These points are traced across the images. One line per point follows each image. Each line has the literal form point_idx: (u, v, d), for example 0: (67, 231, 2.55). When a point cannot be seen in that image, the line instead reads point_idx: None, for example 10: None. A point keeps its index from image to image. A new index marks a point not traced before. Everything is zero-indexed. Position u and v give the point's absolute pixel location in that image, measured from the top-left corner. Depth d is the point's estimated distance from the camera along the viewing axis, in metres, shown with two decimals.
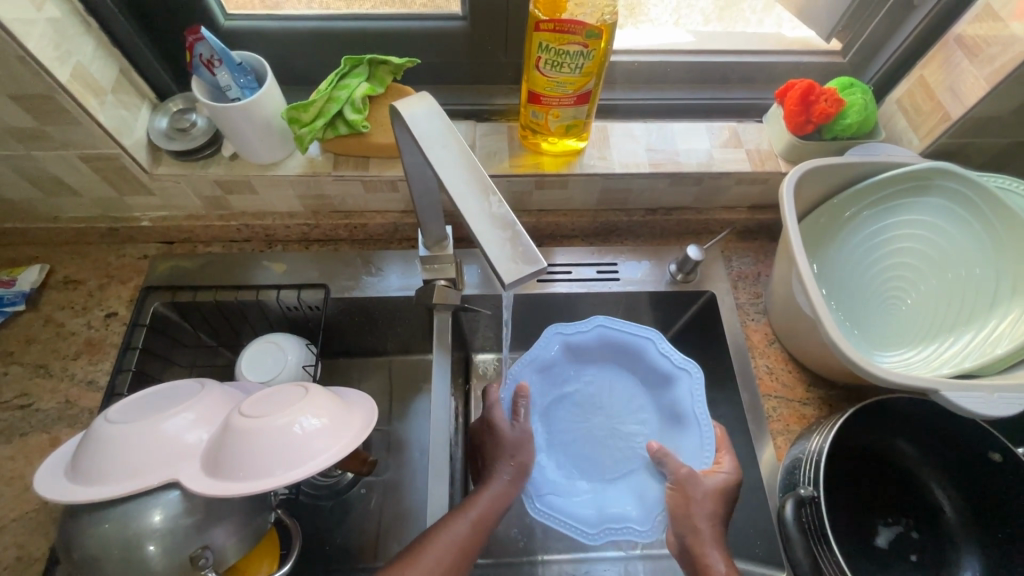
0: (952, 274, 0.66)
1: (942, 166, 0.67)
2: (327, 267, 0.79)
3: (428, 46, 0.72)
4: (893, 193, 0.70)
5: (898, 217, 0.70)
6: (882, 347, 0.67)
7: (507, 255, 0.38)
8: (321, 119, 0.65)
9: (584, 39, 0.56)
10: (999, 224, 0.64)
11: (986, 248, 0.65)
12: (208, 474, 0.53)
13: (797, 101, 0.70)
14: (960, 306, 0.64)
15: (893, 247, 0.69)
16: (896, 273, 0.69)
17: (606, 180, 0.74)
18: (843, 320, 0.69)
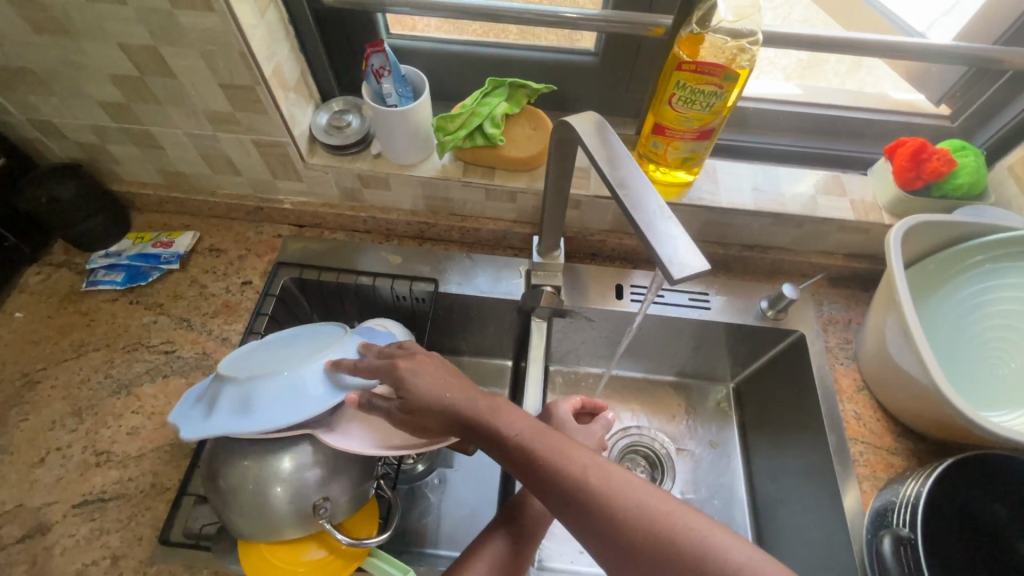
0: None
1: None
2: (437, 264, 0.85)
3: (559, 76, 0.80)
4: (1003, 254, 0.71)
5: (1007, 280, 0.70)
6: (990, 405, 0.66)
7: (673, 254, 0.42)
8: (463, 130, 0.73)
9: (721, 81, 0.61)
10: None
11: None
12: (346, 431, 0.59)
13: (908, 158, 0.73)
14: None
15: (999, 307, 0.70)
16: (1002, 334, 0.69)
17: (710, 213, 0.79)
18: (947, 375, 0.69)
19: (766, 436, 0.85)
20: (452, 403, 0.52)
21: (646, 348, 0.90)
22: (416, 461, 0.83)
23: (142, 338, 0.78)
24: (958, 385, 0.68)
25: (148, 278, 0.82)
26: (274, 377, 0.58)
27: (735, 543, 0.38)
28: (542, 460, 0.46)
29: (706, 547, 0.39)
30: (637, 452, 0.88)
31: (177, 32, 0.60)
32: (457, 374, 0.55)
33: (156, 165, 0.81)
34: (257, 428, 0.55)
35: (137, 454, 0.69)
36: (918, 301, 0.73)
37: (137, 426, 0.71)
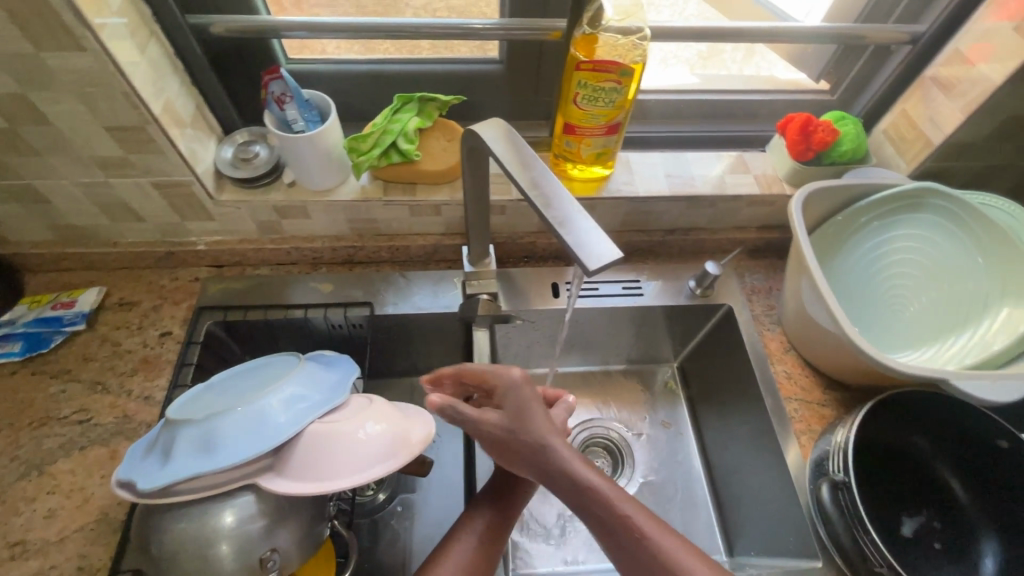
0: (948, 280, 0.73)
1: (928, 186, 0.75)
2: (370, 287, 0.84)
3: (468, 86, 0.80)
4: (889, 210, 0.78)
5: (895, 233, 0.77)
6: (897, 348, 0.73)
7: (586, 247, 0.43)
8: (377, 149, 0.72)
9: (618, 76, 0.64)
10: (981, 232, 0.72)
11: (972, 254, 0.73)
12: (304, 476, 0.56)
13: (798, 131, 0.78)
14: (960, 309, 0.71)
15: (893, 258, 0.77)
16: (899, 281, 0.76)
17: (630, 204, 0.82)
18: (858, 326, 0.75)
19: (712, 407, 0.89)
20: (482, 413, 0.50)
21: (590, 341, 0.92)
22: (376, 492, 0.81)
23: (50, 410, 0.71)
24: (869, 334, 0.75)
25: (51, 344, 0.75)
26: (229, 412, 0.57)
27: None
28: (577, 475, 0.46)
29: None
30: (597, 443, 0.90)
31: (46, 77, 0.55)
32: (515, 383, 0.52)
33: (45, 221, 0.75)
34: (224, 462, 0.54)
35: (59, 538, 0.63)
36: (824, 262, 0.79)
37: (55, 507, 0.65)
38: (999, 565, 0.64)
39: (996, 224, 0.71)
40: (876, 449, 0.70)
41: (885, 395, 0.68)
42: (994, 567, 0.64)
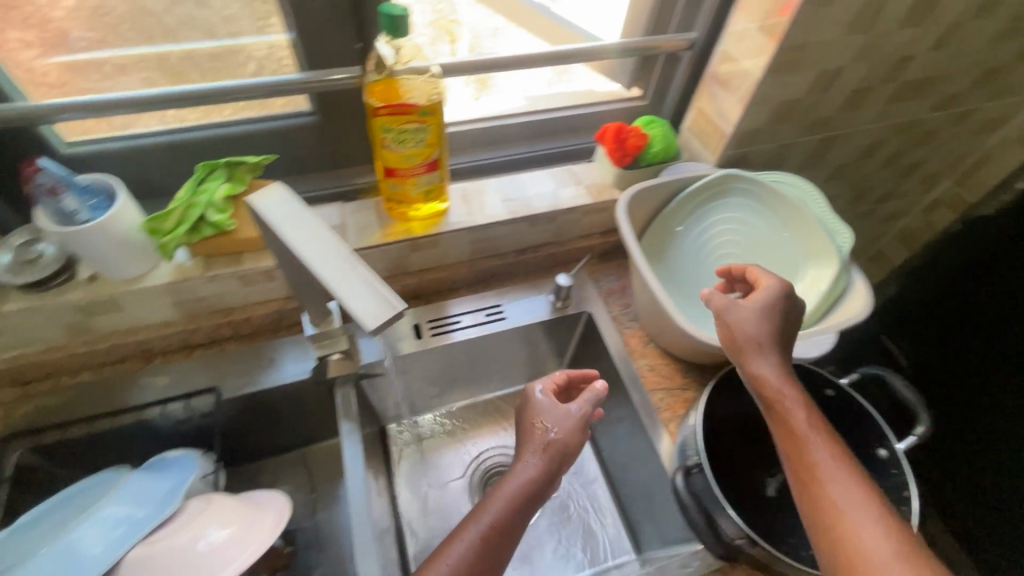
0: (763, 253, 0.80)
1: (730, 173, 0.80)
2: (216, 370, 0.77)
3: (282, 143, 0.77)
4: (705, 199, 0.83)
5: (715, 219, 0.83)
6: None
7: (366, 304, 0.41)
8: (183, 225, 0.67)
9: (419, 116, 0.64)
10: (779, 206, 0.79)
11: (777, 226, 0.80)
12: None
13: (612, 140, 0.84)
14: (777, 277, 0.79)
15: (717, 243, 0.83)
16: (727, 262, 0.82)
17: (473, 232, 0.82)
18: (699, 311, 0.82)
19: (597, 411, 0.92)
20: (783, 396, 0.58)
21: (468, 371, 0.92)
22: None
23: None
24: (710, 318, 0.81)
25: None
26: (34, 557, 0.50)
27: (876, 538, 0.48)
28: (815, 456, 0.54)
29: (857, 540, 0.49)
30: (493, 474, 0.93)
31: None
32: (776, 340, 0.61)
33: None
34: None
35: None
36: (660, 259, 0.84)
37: None
38: None
39: (789, 198, 0.78)
40: (732, 421, 0.74)
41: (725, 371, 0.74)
42: None
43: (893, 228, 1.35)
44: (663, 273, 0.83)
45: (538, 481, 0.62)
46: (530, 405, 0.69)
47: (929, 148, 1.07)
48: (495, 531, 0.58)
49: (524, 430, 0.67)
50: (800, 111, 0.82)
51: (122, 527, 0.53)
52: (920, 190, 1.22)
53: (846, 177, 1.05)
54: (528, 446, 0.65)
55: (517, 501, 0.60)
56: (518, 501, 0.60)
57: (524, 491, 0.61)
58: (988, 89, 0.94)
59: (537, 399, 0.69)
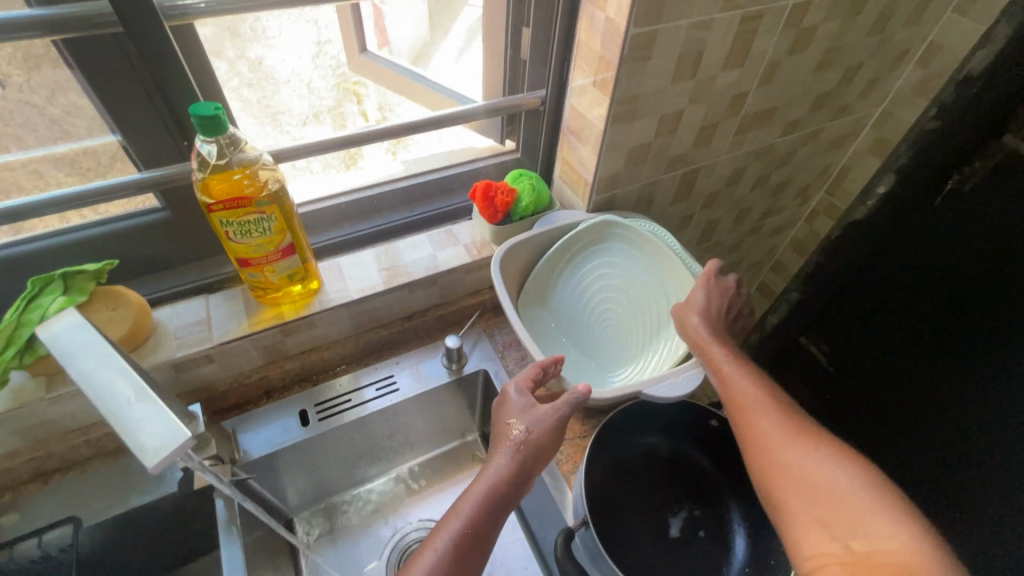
0: (639, 296, 0.80)
1: (604, 219, 0.82)
2: (76, 497, 0.71)
3: (132, 242, 0.74)
4: (581, 246, 0.83)
5: (592, 263, 0.83)
6: (615, 371, 0.78)
7: (147, 440, 0.39)
8: (12, 348, 0.62)
9: (258, 208, 0.63)
10: (651, 249, 0.80)
11: (650, 268, 0.80)
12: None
13: (481, 199, 0.85)
14: (653, 319, 0.78)
15: (594, 286, 0.82)
16: (606, 304, 0.81)
17: (351, 307, 0.80)
18: (583, 359, 0.80)
19: None
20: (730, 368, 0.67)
21: (370, 447, 0.88)
22: None
23: None
24: (591, 364, 0.79)
25: None
26: None
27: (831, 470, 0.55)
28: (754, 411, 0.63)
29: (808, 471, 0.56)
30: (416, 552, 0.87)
31: None
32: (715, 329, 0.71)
33: None
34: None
35: None
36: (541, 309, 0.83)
37: None
38: (746, 535, 0.71)
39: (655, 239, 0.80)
40: (629, 464, 0.74)
41: (614, 416, 0.73)
42: (744, 533, 0.71)
43: (784, 239, 1.42)
44: (545, 323, 0.82)
45: (512, 484, 0.60)
46: (507, 404, 0.66)
47: (792, 167, 1.14)
48: (466, 537, 0.56)
49: (499, 428, 0.64)
50: (654, 152, 0.86)
51: None
52: (797, 203, 1.30)
53: (721, 202, 1.11)
54: (501, 444, 0.63)
55: (486, 506, 0.58)
56: (487, 504, 0.58)
57: (492, 496, 0.59)
58: (827, 111, 1.03)
59: (513, 398, 0.66)
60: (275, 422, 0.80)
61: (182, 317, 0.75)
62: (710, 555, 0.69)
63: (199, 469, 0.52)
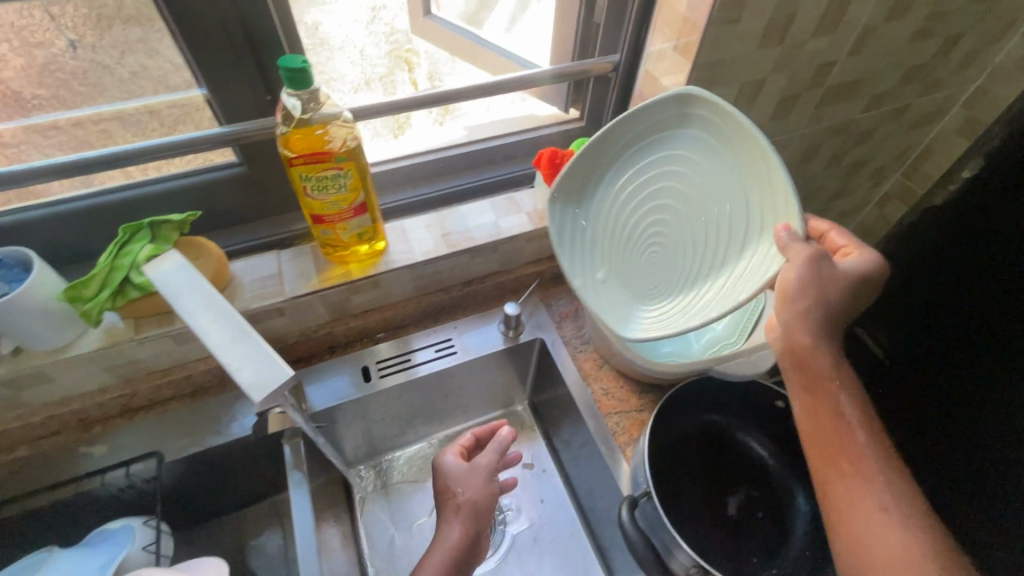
0: (705, 216, 0.62)
1: (689, 91, 0.61)
2: (157, 432, 0.75)
3: (212, 196, 0.76)
4: (649, 138, 0.67)
5: (659, 155, 0.67)
6: (647, 300, 0.66)
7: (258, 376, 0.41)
8: (106, 290, 0.66)
9: (336, 163, 0.64)
10: (739, 152, 0.59)
11: (736, 179, 0.60)
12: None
13: (547, 167, 0.83)
14: (713, 249, 0.61)
15: (655, 194, 0.67)
16: (659, 217, 0.66)
17: (415, 269, 0.81)
18: (603, 272, 0.69)
19: (561, 437, 0.91)
20: (819, 355, 0.58)
21: (426, 408, 0.90)
22: None
23: None
24: (619, 289, 0.68)
25: None
26: None
27: (900, 529, 0.52)
28: (832, 422, 0.57)
29: (876, 516, 0.53)
30: None
31: None
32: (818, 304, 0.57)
33: None
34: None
35: None
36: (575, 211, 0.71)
37: None
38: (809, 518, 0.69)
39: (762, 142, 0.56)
40: (689, 438, 0.73)
41: (677, 389, 0.73)
42: (806, 517, 0.69)
43: (850, 224, 1.35)
44: (572, 218, 0.70)
45: (468, 538, 0.63)
46: (445, 478, 0.68)
47: (869, 146, 1.08)
48: None
49: (443, 495, 0.67)
50: None
51: None
52: (869, 186, 1.23)
53: (790, 181, 1.06)
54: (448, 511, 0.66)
55: (448, 562, 0.60)
56: (448, 563, 0.60)
57: (450, 553, 0.61)
58: (916, 85, 0.96)
59: (447, 468, 0.69)
60: (338, 376, 0.83)
61: (256, 271, 0.78)
62: (769, 536, 0.69)
63: (294, 415, 0.63)
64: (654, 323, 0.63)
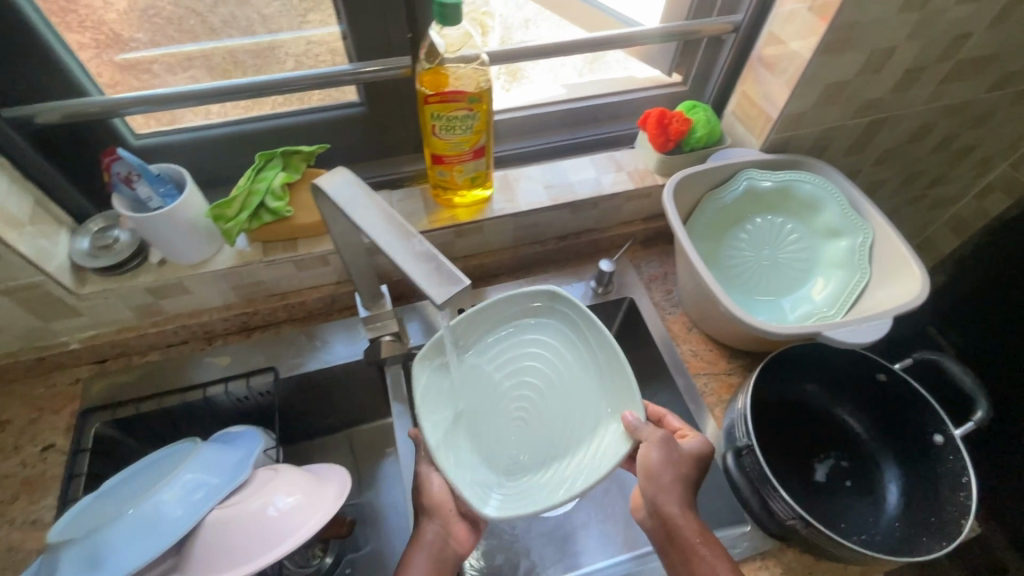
0: (565, 403, 0.67)
1: (552, 290, 0.68)
2: (271, 350, 0.81)
3: (334, 132, 0.80)
4: (495, 324, 0.70)
5: (501, 342, 0.70)
6: (513, 478, 0.64)
7: (434, 282, 0.44)
8: (245, 212, 0.70)
9: (468, 103, 0.66)
10: (602, 354, 0.66)
11: (595, 378, 0.67)
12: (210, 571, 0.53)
13: (655, 125, 0.83)
14: (576, 435, 0.65)
15: (509, 372, 0.69)
16: (515, 403, 0.69)
17: (516, 219, 0.84)
18: (466, 442, 0.64)
19: None
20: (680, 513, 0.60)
21: None
22: (324, 557, 0.75)
23: None
24: (474, 469, 0.62)
25: None
26: (120, 516, 0.53)
27: None
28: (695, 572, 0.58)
29: None
30: None
31: None
32: (650, 477, 0.61)
33: None
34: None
35: None
36: (444, 364, 0.66)
37: None
38: (901, 490, 0.69)
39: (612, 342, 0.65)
40: (779, 404, 0.74)
41: (776, 354, 0.73)
42: (898, 491, 0.69)
43: (943, 215, 1.29)
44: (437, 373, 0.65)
45: (445, 539, 0.62)
46: (420, 479, 0.65)
47: (984, 131, 1.03)
48: None
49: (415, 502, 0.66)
50: (849, 93, 0.80)
51: (191, 491, 0.56)
52: (973, 176, 1.17)
53: (894, 162, 1.02)
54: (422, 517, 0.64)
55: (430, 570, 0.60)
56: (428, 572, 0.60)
57: (430, 557, 0.61)
58: None
59: (415, 479, 0.68)
60: (425, 319, 0.85)
61: None
62: (856, 505, 0.69)
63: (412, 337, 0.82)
64: (513, 501, 0.59)
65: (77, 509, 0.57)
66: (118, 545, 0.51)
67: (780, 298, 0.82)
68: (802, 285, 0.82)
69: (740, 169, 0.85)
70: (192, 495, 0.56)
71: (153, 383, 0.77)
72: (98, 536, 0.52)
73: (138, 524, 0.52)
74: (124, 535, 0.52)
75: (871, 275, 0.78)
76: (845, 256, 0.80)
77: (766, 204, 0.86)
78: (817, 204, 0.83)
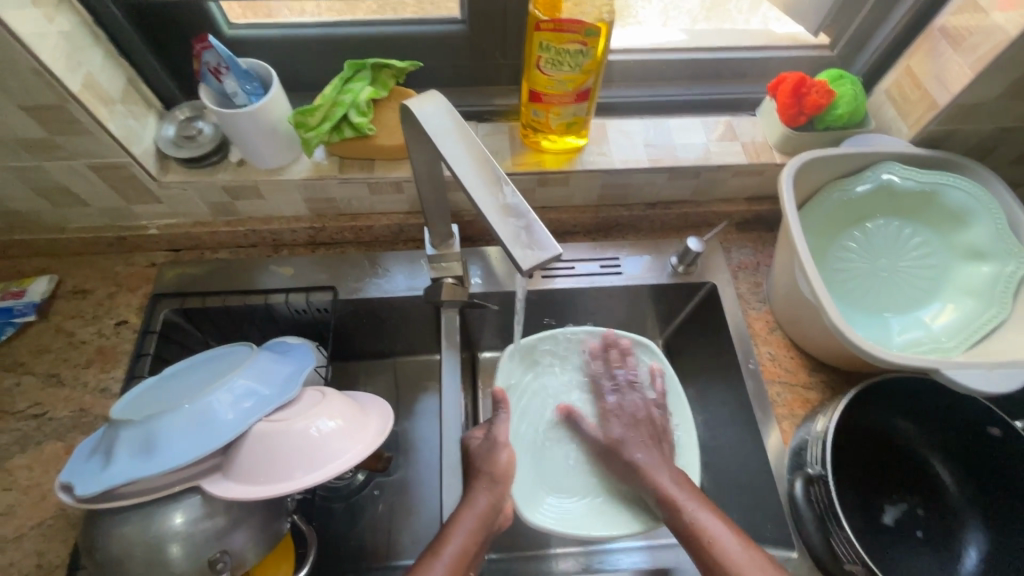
0: None
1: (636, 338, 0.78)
2: (334, 269, 0.80)
3: (429, 50, 0.74)
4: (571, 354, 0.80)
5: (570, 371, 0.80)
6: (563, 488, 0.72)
7: (521, 243, 0.39)
8: (327, 123, 0.67)
9: (583, 37, 0.58)
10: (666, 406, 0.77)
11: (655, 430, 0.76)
12: (252, 481, 0.54)
13: (789, 93, 0.72)
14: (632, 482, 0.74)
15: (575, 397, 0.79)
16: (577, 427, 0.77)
17: (607, 176, 0.76)
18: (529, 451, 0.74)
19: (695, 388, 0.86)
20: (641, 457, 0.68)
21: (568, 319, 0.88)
22: (356, 472, 0.78)
23: (5, 403, 0.70)
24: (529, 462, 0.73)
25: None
26: (176, 409, 0.54)
27: (712, 519, 0.59)
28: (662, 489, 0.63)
29: (699, 527, 0.59)
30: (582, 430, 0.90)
31: None
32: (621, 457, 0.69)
33: None
34: (165, 468, 0.51)
35: (16, 534, 0.62)
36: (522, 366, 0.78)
37: (13, 504, 0.64)
38: (981, 556, 0.61)
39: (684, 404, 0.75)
40: (859, 434, 0.67)
41: (872, 381, 0.64)
42: (978, 560, 0.61)
43: None
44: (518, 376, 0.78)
45: (494, 509, 0.61)
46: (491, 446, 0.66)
47: None
48: (461, 563, 0.56)
49: (472, 466, 0.66)
50: None
51: (244, 398, 0.57)
52: None
53: None
54: (476, 484, 0.63)
55: (476, 529, 0.59)
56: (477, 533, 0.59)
57: (478, 521, 0.59)
58: None
59: (475, 445, 0.68)
60: (485, 265, 0.81)
61: None
62: (923, 560, 0.62)
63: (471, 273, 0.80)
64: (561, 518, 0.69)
65: (139, 389, 0.60)
66: (172, 438, 0.53)
67: (887, 314, 0.72)
68: (919, 307, 0.71)
69: (879, 161, 0.73)
70: (244, 404, 0.56)
71: (219, 281, 0.78)
72: (154, 423, 0.54)
73: (194, 421, 0.54)
74: (178, 429, 0.53)
75: (1011, 312, 0.66)
76: (984, 284, 0.68)
77: (899, 206, 0.74)
78: (966, 218, 0.71)
